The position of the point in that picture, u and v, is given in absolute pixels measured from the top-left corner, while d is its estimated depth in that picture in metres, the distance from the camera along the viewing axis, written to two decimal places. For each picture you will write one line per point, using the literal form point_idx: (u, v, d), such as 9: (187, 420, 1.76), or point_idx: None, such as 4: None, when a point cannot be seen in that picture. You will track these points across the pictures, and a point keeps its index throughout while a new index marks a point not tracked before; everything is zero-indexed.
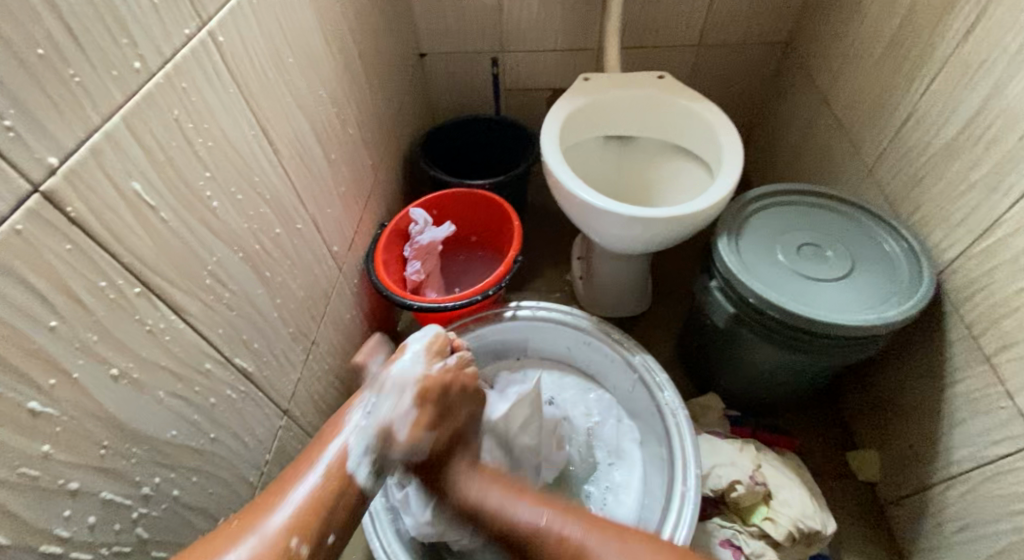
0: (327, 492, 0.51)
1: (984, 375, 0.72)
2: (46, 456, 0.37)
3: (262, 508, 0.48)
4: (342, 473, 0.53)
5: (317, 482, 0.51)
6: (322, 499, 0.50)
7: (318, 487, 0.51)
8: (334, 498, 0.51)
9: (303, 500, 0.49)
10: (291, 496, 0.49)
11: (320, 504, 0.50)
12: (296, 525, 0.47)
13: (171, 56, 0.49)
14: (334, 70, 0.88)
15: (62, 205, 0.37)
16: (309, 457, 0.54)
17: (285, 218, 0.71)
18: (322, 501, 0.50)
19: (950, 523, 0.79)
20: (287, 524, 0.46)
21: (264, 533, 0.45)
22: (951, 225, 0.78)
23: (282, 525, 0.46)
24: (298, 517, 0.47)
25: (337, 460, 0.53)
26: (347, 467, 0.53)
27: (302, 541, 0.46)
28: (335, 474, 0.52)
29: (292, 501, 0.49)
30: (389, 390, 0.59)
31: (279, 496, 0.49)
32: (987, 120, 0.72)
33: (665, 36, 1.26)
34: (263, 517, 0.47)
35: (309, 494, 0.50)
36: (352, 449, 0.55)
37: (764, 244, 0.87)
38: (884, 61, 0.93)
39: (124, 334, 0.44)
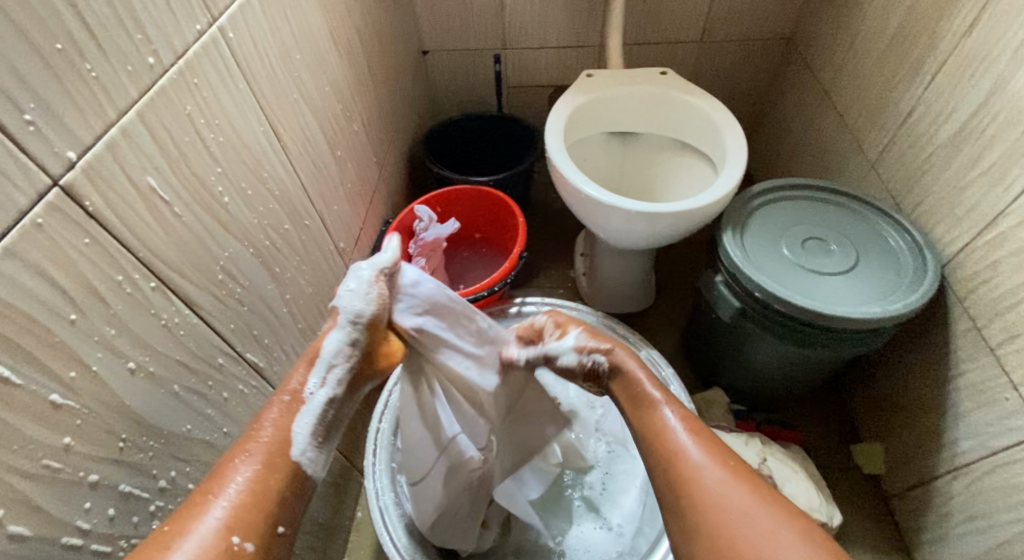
0: (272, 483, 0.42)
1: (989, 367, 0.72)
2: (67, 448, 0.37)
3: (193, 503, 0.38)
4: (286, 457, 0.44)
5: (261, 464, 0.42)
6: (265, 480, 0.41)
7: (258, 477, 0.41)
8: (281, 484, 0.42)
9: (239, 496, 0.39)
10: (225, 492, 0.39)
11: (261, 499, 0.40)
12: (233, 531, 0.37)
13: (184, 51, 0.49)
14: (339, 66, 0.88)
15: (80, 200, 0.38)
16: (243, 446, 0.43)
17: (293, 215, 0.71)
18: (264, 493, 0.41)
19: (954, 514, 0.80)
20: (226, 521, 0.37)
21: (200, 533, 0.36)
22: (955, 219, 0.78)
23: (221, 527, 0.37)
24: (238, 513, 0.38)
25: (279, 443, 0.44)
26: (291, 452, 0.44)
27: (246, 539, 0.37)
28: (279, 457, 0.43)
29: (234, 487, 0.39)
30: (326, 365, 0.49)
31: (203, 498, 0.39)
32: (990, 113, 0.73)
33: (667, 33, 1.26)
34: (194, 518, 0.37)
35: (248, 487, 0.40)
36: (297, 433, 0.45)
37: (769, 238, 0.87)
38: (887, 56, 0.94)
39: (141, 327, 0.44)
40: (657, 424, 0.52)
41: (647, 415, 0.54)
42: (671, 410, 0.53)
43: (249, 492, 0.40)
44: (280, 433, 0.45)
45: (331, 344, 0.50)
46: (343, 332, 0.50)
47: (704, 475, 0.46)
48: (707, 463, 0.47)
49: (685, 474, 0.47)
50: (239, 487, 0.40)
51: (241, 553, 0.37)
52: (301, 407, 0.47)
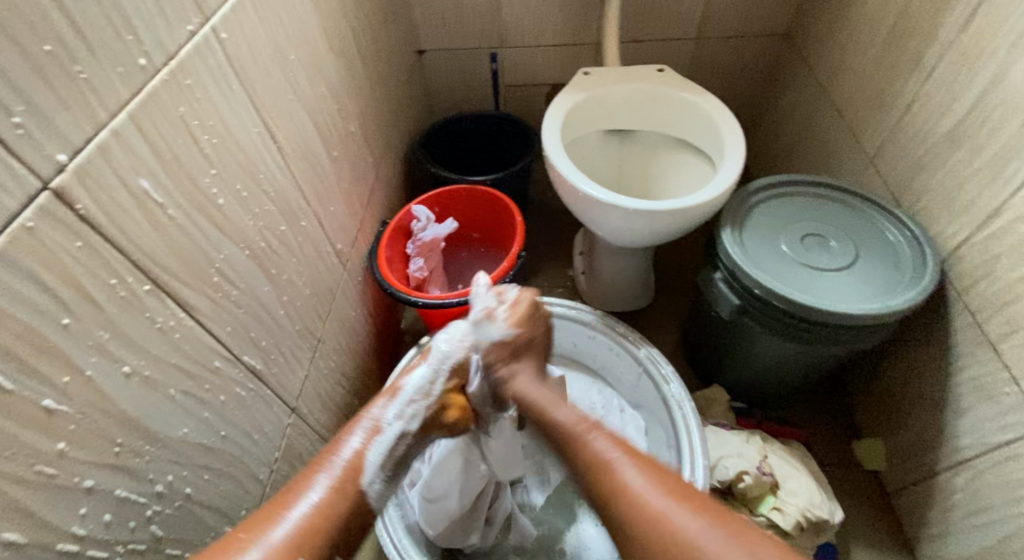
0: (338, 509, 0.46)
1: (990, 361, 0.72)
2: (61, 454, 0.37)
3: (270, 516, 0.43)
4: (354, 485, 0.49)
5: (330, 488, 0.47)
6: (333, 504, 0.46)
7: (327, 498, 0.46)
8: (346, 513, 0.47)
9: (308, 516, 0.44)
10: (301, 507, 0.44)
11: (329, 521, 0.44)
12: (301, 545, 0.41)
13: (176, 52, 0.49)
14: (334, 66, 0.88)
15: (72, 203, 0.37)
16: (321, 467, 0.50)
17: (289, 216, 0.71)
18: (330, 518, 0.45)
19: (956, 509, 0.79)
20: (298, 534, 0.42)
21: (275, 543, 0.40)
22: (953, 213, 0.78)
23: (294, 537, 0.41)
24: (308, 529, 0.43)
25: (351, 470, 0.50)
26: (359, 480, 0.50)
27: (313, 556, 0.41)
28: (347, 486, 0.48)
29: (307, 505, 0.45)
30: (405, 398, 0.58)
31: (282, 510, 0.44)
32: (987, 108, 0.72)
33: (664, 30, 1.26)
34: (272, 526, 0.42)
35: (316, 507, 0.45)
36: (368, 461, 0.51)
37: (768, 235, 0.87)
38: (884, 51, 0.93)
39: (135, 331, 0.44)
40: (591, 458, 0.51)
41: (577, 450, 0.53)
42: (602, 440, 0.52)
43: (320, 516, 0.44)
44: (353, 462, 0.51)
45: (413, 380, 0.60)
46: (427, 370, 0.62)
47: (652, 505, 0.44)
48: (647, 489, 0.46)
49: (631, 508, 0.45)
50: (309, 505, 0.45)
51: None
52: (377, 435, 0.54)
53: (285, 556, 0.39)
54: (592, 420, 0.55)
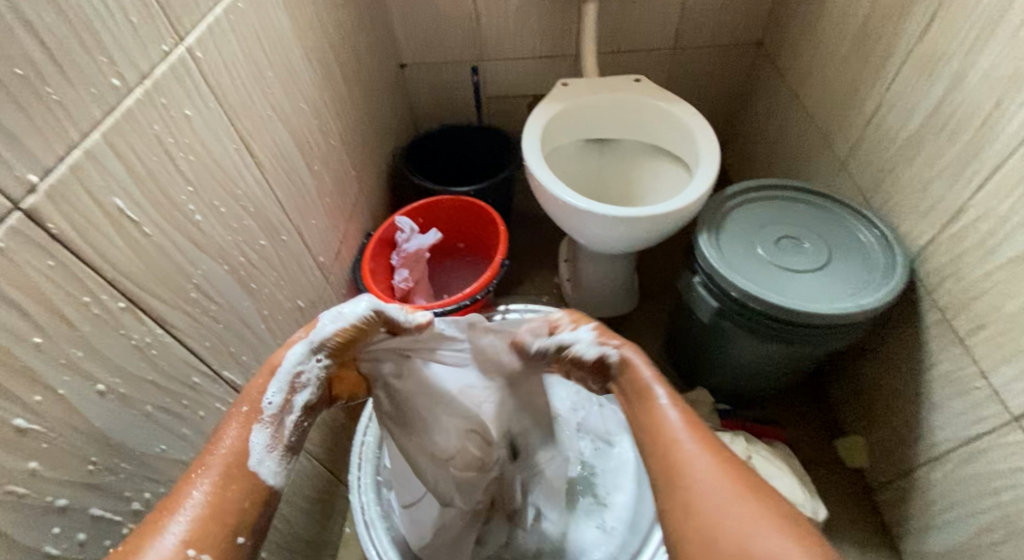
0: (227, 496, 0.43)
1: (960, 358, 0.73)
2: (33, 473, 0.37)
3: (150, 530, 0.39)
4: (243, 469, 0.45)
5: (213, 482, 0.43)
6: (222, 498, 0.42)
7: (215, 490, 0.42)
8: (235, 497, 0.43)
9: (199, 510, 0.41)
10: (180, 509, 0.40)
11: (218, 515, 0.41)
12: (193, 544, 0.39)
13: (150, 72, 0.49)
14: (313, 81, 0.88)
15: (44, 223, 0.38)
16: (202, 461, 0.44)
17: (268, 230, 0.71)
18: (227, 493, 0.43)
19: (935, 505, 0.81)
20: (185, 536, 0.39)
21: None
22: (921, 214, 0.80)
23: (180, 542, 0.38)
24: (197, 528, 0.40)
25: (237, 457, 0.45)
26: (247, 464, 0.45)
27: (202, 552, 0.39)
28: (235, 470, 0.44)
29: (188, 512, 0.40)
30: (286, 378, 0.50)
31: (166, 513, 0.40)
32: (948, 110, 0.75)
33: (640, 40, 1.28)
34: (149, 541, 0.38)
35: (206, 500, 0.42)
36: (256, 443, 0.46)
37: (744, 239, 0.89)
38: (850, 58, 0.96)
39: (110, 349, 0.44)
40: (654, 420, 0.52)
41: (647, 412, 0.54)
42: (671, 404, 0.53)
43: (202, 510, 0.41)
44: (237, 445, 0.46)
45: (293, 357, 0.51)
46: (306, 349, 0.52)
47: (701, 472, 0.46)
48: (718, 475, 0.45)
49: (679, 465, 0.47)
50: (197, 501, 0.41)
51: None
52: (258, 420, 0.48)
53: None
54: (671, 391, 0.55)
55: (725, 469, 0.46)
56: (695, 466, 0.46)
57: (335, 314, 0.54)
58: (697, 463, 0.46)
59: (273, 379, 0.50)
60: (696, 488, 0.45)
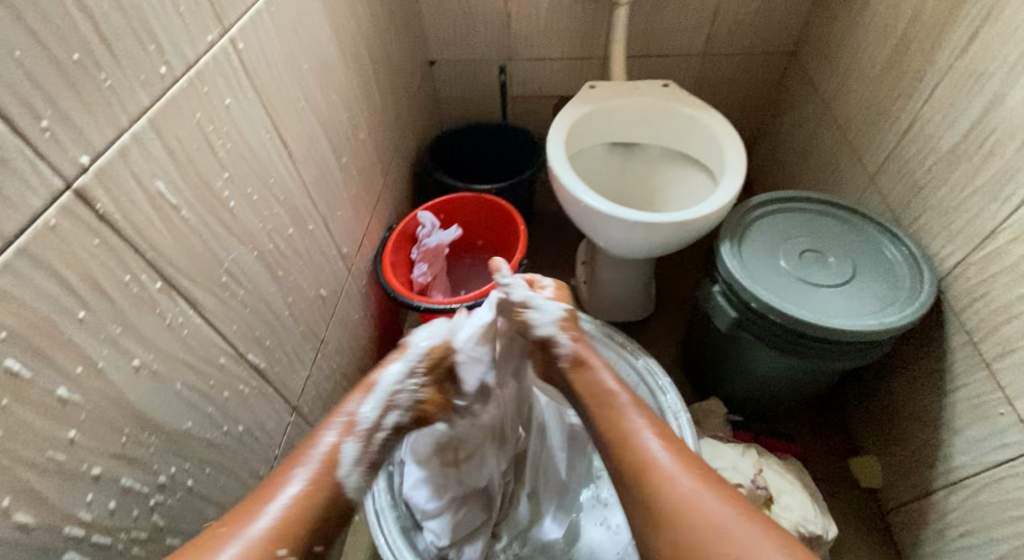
0: (314, 503, 0.47)
1: (985, 382, 0.72)
2: (71, 442, 0.38)
3: (244, 513, 0.44)
4: (329, 477, 0.50)
5: (305, 483, 0.48)
6: (311, 500, 0.47)
7: (305, 491, 0.47)
8: (322, 502, 0.48)
9: (287, 508, 0.45)
10: (273, 506, 0.45)
11: (304, 518, 0.46)
12: (280, 533, 0.43)
13: (195, 61, 0.51)
14: (345, 74, 0.90)
15: (91, 202, 0.39)
16: (297, 461, 0.50)
17: (297, 219, 0.73)
18: (315, 495, 0.48)
19: (950, 529, 0.79)
20: (281, 525, 0.43)
21: (250, 539, 0.41)
22: (952, 233, 0.79)
23: (272, 538, 0.42)
24: (287, 526, 0.44)
25: (327, 464, 0.50)
26: (336, 472, 0.50)
27: (288, 550, 0.43)
28: (323, 485, 0.49)
29: (281, 504, 0.45)
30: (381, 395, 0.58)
31: (260, 504, 0.45)
32: (986, 130, 0.74)
33: (671, 46, 1.28)
34: (249, 522, 0.43)
35: (296, 499, 0.46)
36: (345, 454, 0.52)
37: (766, 250, 0.88)
38: (886, 72, 0.95)
39: (146, 327, 0.45)
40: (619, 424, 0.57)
41: (613, 417, 0.58)
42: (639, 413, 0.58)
43: (296, 504, 0.46)
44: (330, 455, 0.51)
45: (388, 377, 0.59)
46: (403, 366, 0.60)
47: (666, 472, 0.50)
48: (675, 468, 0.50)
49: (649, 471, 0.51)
50: (290, 497, 0.46)
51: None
52: (352, 428, 0.54)
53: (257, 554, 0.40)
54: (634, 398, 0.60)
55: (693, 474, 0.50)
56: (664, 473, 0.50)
57: (419, 341, 0.63)
58: (669, 472, 0.50)
59: (365, 396, 0.57)
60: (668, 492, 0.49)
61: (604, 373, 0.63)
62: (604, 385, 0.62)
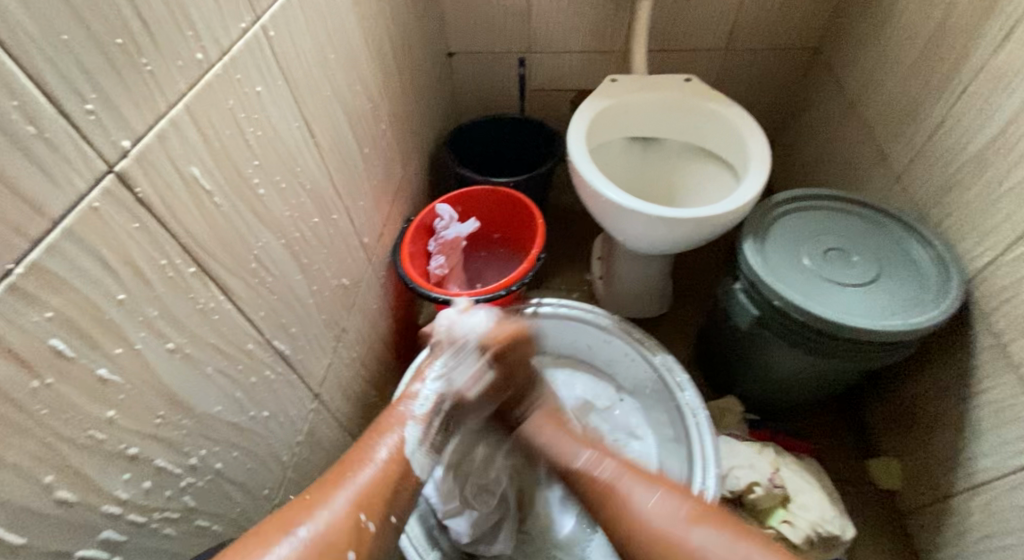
0: (388, 479, 0.56)
1: (1012, 385, 0.71)
2: (110, 421, 0.39)
3: (330, 483, 0.54)
4: (400, 457, 0.59)
5: (381, 463, 0.57)
6: (386, 476, 0.56)
7: (383, 467, 0.57)
8: (396, 477, 0.57)
9: (367, 482, 0.55)
10: (355, 479, 0.54)
11: (382, 491, 0.55)
12: (364, 503, 0.53)
13: (229, 48, 0.51)
14: (369, 64, 0.90)
15: (131, 186, 0.40)
16: (373, 437, 0.60)
17: (321, 208, 0.73)
18: (392, 474, 0.57)
19: (970, 533, 0.79)
20: (359, 501, 0.53)
21: (337, 510, 0.51)
22: (981, 234, 0.78)
23: (354, 506, 0.52)
24: (367, 498, 0.53)
25: (397, 445, 0.59)
26: (405, 452, 0.59)
27: (369, 518, 0.52)
28: (396, 461, 0.58)
29: (362, 477, 0.55)
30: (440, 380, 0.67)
31: (343, 476, 0.55)
32: (1020, 129, 0.72)
33: (693, 40, 1.26)
34: (332, 494, 0.52)
35: (376, 474, 0.56)
36: (410, 437, 0.61)
37: (790, 248, 0.87)
38: (915, 69, 0.93)
39: (180, 311, 0.46)
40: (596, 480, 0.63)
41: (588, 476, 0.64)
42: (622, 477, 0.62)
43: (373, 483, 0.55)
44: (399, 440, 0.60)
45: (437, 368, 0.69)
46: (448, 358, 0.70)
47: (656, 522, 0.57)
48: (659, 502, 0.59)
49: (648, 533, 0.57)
50: (368, 475, 0.55)
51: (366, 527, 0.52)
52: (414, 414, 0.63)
53: (345, 523, 0.50)
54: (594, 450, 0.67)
55: (684, 516, 0.57)
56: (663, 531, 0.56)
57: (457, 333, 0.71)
58: (664, 524, 0.56)
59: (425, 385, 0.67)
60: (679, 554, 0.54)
61: (568, 445, 0.68)
62: (580, 463, 0.65)
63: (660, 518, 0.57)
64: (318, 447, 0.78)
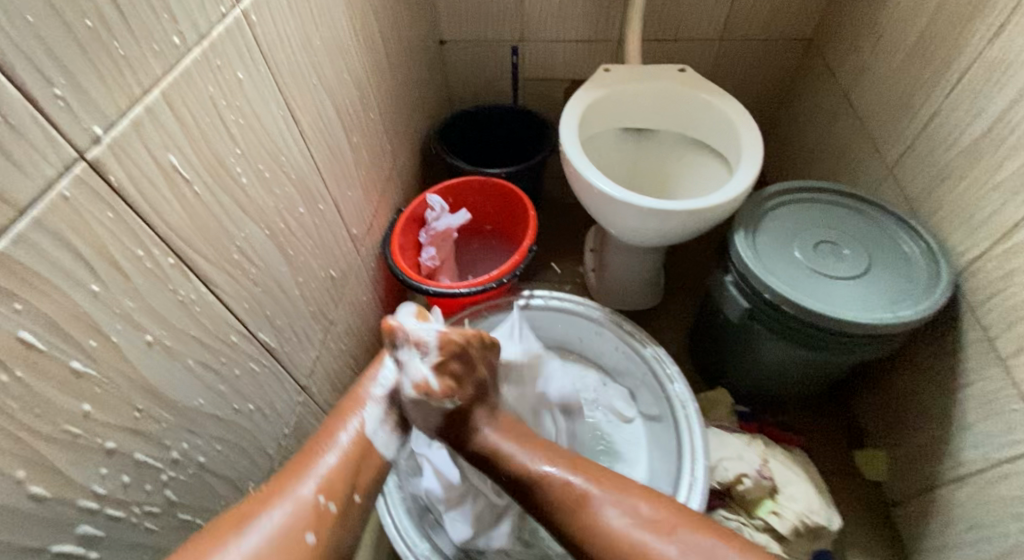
0: (354, 461, 0.56)
1: (999, 378, 0.71)
2: (86, 415, 0.38)
3: (232, 525, 0.46)
4: (319, 502, 0.51)
5: (293, 504, 0.50)
6: (295, 526, 0.48)
7: (291, 515, 0.49)
8: (311, 527, 0.49)
9: (275, 528, 0.47)
10: (322, 460, 0.55)
11: (350, 469, 0.55)
12: (268, 551, 0.45)
13: (208, 33, 0.50)
14: (357, 52, 0.88)
15: (105, 174, 0.39)
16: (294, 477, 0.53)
17: (307, 198, 0.72)
18: (303, 526, 0.49)
19: (955, 523, 0.79)
20: (260, 548, 0.45)
21: (239, 555, 0.43)
22: (972, 227, 0.78)
23: (313, 490, 0.51)
24: (329, 480, 0.53)
25: (325, 483, 0.53)
26: (331, 491, 0.52)
27: None
28: (357, 444, 0.58)
29: (272, 521, 0.47)
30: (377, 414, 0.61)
31: (252, 516, 0.48)
32: (1012, 121, 0.71)
33: (687, 29, 1.25)
34: (237, 536, 0.45)
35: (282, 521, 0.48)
36: (344, 469, 0.54)
37: (781, 241, 0.87)
38: (909, 61, 0.93)
39: (159, 302, 0.45)
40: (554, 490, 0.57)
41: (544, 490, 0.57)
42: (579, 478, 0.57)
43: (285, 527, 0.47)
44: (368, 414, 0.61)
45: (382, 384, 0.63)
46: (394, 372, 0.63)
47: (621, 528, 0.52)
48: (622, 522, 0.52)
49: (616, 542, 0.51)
50: (274, 520, 0.48)
51: (325, 509, 0.51)
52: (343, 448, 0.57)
53: None
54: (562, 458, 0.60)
55: (642, 525, 0.52)
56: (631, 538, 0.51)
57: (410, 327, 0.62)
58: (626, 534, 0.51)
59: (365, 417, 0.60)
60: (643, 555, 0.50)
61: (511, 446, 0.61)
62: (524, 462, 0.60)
63: (624, 525, 0.52)
64: (307, 440, 0.77)
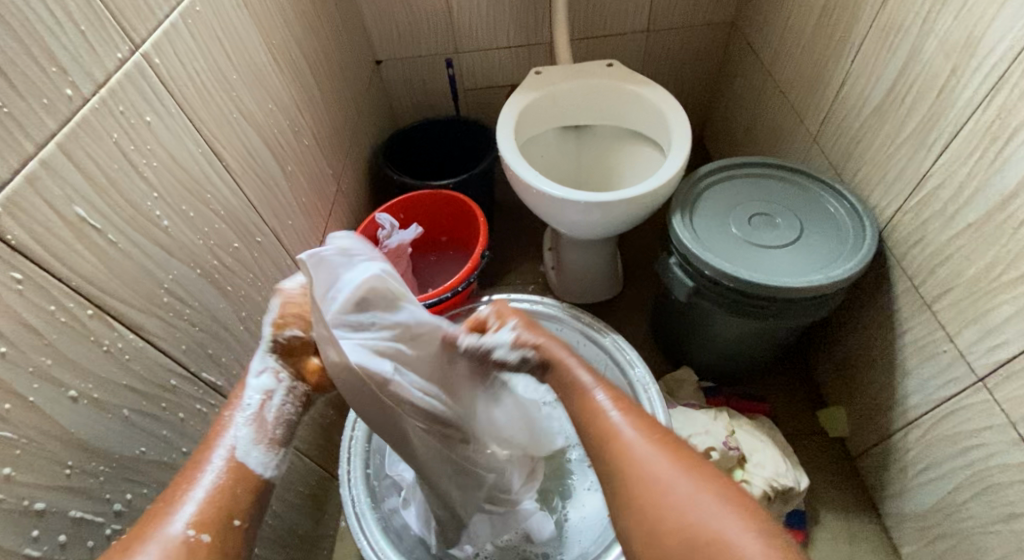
0: (229, 486, 0.41)
1: (927, 323, 0.75)
2: (8, 479, 0.38)
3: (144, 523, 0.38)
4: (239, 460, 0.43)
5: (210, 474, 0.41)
6: (220, 486, 0.41)
7: (213, 482, 0.41)
8: (231, 486, 0.41)
9: (198, 498, 0.39)
10: (187, 495, 0.39)
11: (222, 499, 0.40)
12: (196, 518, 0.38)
13: (105, 80, 0.50)
14: (281, 81, 0.88)
15: (3, 235, 0.38)
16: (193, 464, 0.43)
17: (241, 232, 0.72)
18: (224, 491, 0.41)
19: (911, 466, 0.82)
20: (186, 520, 0.37)
21: (163, 537, 0.36)
22: (888, 183, 0.81)
23: (182, 524, 0.37)
24: (199, 511, 0.38)
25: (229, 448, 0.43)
26: (238, 456, 0.43)
27: (202, 531, 0.37)
28: (226, 465, 0.42)
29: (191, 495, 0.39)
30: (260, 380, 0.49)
31: (165, 503, 0.39)
32: (910, 78, 0.75)
33: (611, 24, 1.28)
34: (150, 526, 0.37)
35: (202, 492, 0.40)
36: (242, 441, 0.44)
37: (717, 217, 0.90)
38: (818, 33, 0.97)
39: (80, 355, 0.45)
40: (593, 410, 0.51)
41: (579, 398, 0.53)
42: (601, 392, 0.52)
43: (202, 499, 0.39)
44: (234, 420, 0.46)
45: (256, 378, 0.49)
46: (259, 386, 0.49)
47: (632, 451, 0.45)
48: (653, 458, 0.44)
49: (617, 458, 0.45)
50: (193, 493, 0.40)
51: (200, 544, 0.36)
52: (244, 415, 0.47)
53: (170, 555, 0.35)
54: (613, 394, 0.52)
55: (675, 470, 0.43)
56: (646, 471, 0.43)
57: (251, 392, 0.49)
58: (648, 470, 0.43)
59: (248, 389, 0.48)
60: (647, 490, 0.42)
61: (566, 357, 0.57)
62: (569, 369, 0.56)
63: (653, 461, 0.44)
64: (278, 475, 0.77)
